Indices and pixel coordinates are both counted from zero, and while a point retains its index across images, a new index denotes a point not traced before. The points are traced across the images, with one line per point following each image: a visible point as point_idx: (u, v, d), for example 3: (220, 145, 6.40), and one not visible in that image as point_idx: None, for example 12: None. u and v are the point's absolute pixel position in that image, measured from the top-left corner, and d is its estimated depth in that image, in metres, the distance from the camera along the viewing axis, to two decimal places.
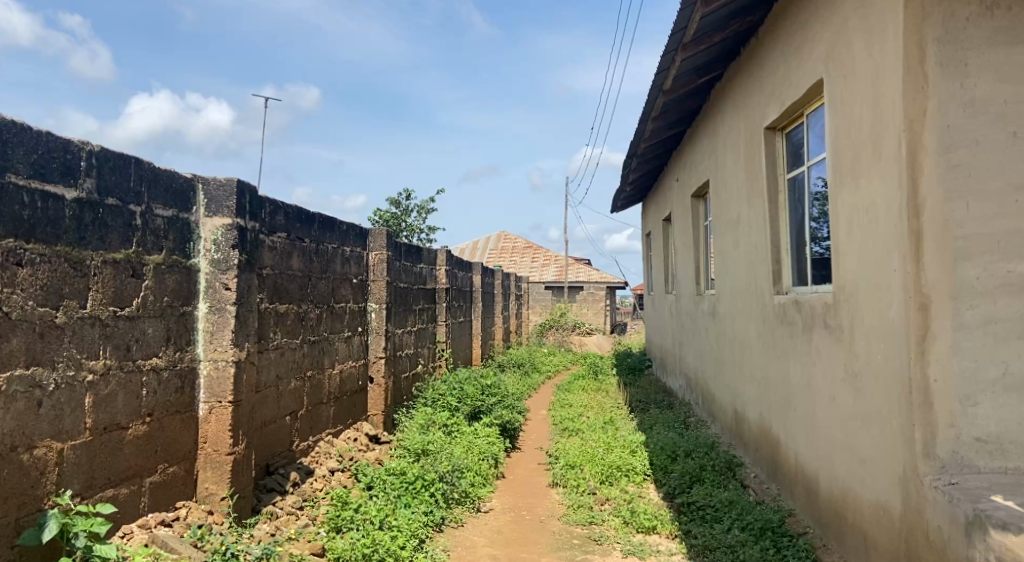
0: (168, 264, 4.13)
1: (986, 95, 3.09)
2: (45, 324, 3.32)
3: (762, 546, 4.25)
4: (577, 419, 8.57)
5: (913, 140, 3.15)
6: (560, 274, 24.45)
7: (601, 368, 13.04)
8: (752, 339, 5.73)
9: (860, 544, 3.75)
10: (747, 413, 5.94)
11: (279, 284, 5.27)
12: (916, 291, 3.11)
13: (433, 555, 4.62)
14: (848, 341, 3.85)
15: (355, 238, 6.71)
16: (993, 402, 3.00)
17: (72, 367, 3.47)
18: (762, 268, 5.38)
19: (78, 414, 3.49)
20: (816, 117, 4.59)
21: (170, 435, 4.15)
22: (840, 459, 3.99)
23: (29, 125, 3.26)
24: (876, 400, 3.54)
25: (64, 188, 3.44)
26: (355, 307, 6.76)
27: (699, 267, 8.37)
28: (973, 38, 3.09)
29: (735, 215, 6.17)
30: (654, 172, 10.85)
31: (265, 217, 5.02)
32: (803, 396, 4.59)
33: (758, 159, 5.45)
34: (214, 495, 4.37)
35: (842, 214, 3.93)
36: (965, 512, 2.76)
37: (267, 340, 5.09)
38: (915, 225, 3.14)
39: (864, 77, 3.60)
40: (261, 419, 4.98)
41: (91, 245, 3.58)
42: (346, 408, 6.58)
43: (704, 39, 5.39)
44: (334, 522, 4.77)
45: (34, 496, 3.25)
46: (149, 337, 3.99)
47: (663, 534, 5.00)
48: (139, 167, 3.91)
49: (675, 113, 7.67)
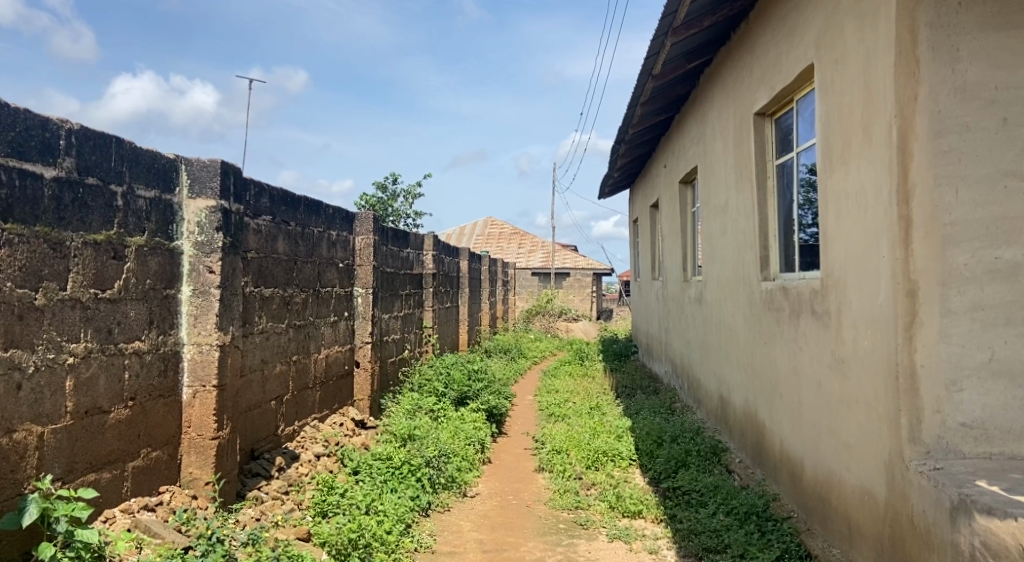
0: (150, 246, 4.07)
1: (976, 81, 3.08)
2: (24, 306, 3.25)
3: (747, 530, 4.28)
4: (564, 405, 8.58)
5: (904, 126, 3.14)
6: (547, 259, 24.46)
7: (588, 353, 13.07)
8: (739, 325, 5.73)
9: (844, 528, 3.78)
10: (733, 398, 5.95)
11: (264, 268, 5.21)
12: (905, 277, 3.11)
13: (420, 540, 4.63)
14: (835, 327, 3.86)
15: (341, 222, 6.65)
16: (979, 388, 3.01)
17: (52, 349, 3.41)
18: (750, 254, 5.38)
19: (58, 397, 3.44)
20: (805, 103, 4.58)
21: (154, 420, 4.11)
22: (825, 445, 4.01)
23: (5, 102, 3.18)
24: (862, 385, 3.56)
25: (43, 167, 3.37)
26: (342, 292, 6.72)
27: (686, 254, 8.36)
28: (965, 23, 3.08)
29: (723, 201, 6.16)
30: (643, 158, 10.82)
31: (250, 199, 4.95)
32: (789, 382, 4.61)
33: (746, 144, 5.44)
34: (198, 480, 4.33)
35: (831, 201, 3.93)
36: (951, 497, 2.78)
37: (252, 324, 5.04)
38: (905, 211, 3.13)
39: (855, 62, 3.58)
40: (245, 403, 4.94)
41: (71, 226, 3.51)
42: (332, 392, 6.55)
43: (694, 23, 5.35)
44: (320, 506, 4.74)
45: (12, 481, 3.19)
46: (132, 320, 3.94)
47: (649, 519, 5.02)
48: (120, 147, 3.84)
49: (664, 98, 7.64)
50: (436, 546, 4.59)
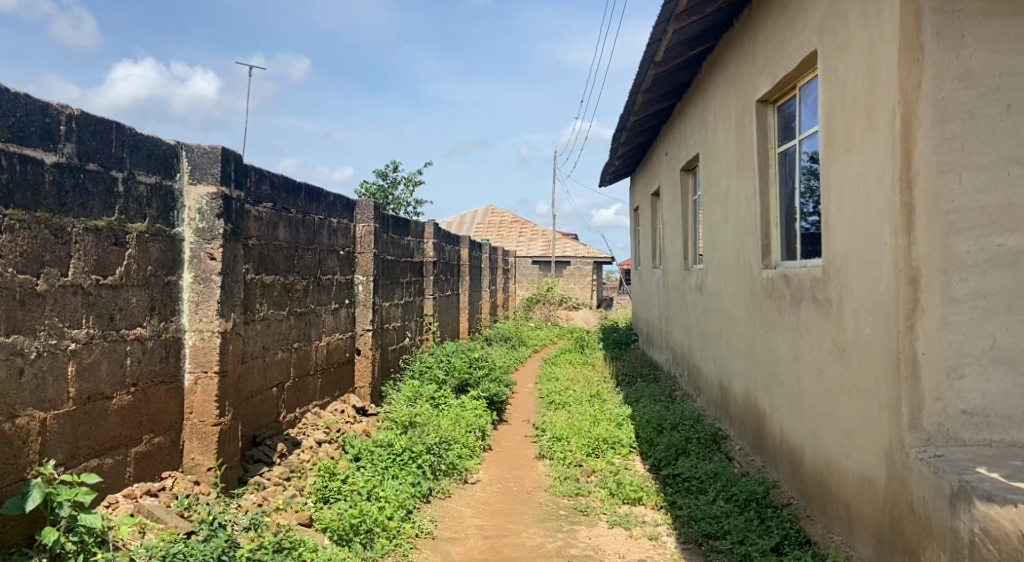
0: (151, 233, 4.07)
1: (981, 67, 3.06)
2: (25, 291, 3.25)
3: (747, 517, 4.31)
4: (564, 392, 8.60)
5: (909, 112, 3.12)
6: (547, 248, 24.45)
7: (588, 341, 13.08)
8: (740, 313, 5.73)
9: (843, 516, 3.80)
10: (732, 386, 5.98)
11: (265, 255, 5.21)
12: (906, 264, 3.12)
13: (421, 525, 4.65)
14: (836, 314, 3.86)
15: (342, 210, 6.64)
16: (979, 375, 3.02)
17: (54, 336, 3.42)
18: (751, 242, 5.37)
19: (61, 383, 3.45)
20: (808, 90, 4.56)
21: (156, 406, 4.12)
22: (826, 432, 4.02)
23: (5, 87, 3.16)
24: (863, 372, 3.56)
25: (43, 152, 3.36)
26: (342, 280, 6.71)
27: (687, 242, 8.35)
28: (970, 9, 3.06)
29: (725, 189, 6.15)
30: (645, 144, 10.76)
31: (251, 186, 4.95)
32: (789, 370, 4.61)
33: (749, 132, 5.42)
34: (201, 466, 4.34)
35: (834, 187, 3.91)
36: (951, 484, 2.79)
37: (252, 311, 5.04)
38: (909, 198, 3.12)
39: (858, 48, 3.57)
40: (247, 389, 4.96)
41: (72, 212, 3.51)
42: (333, 379, 6.56)
43: (697, 10, 5.30)
44: (322, 492, 4.75)
45: (15, 466, 3.19)
46: (134, 306, 3.94)
47: (648, 505, 5.04)
48: (121, 133, 3.82)
49: (666, 85, 7.60)
50: (437, 532, 4.61)
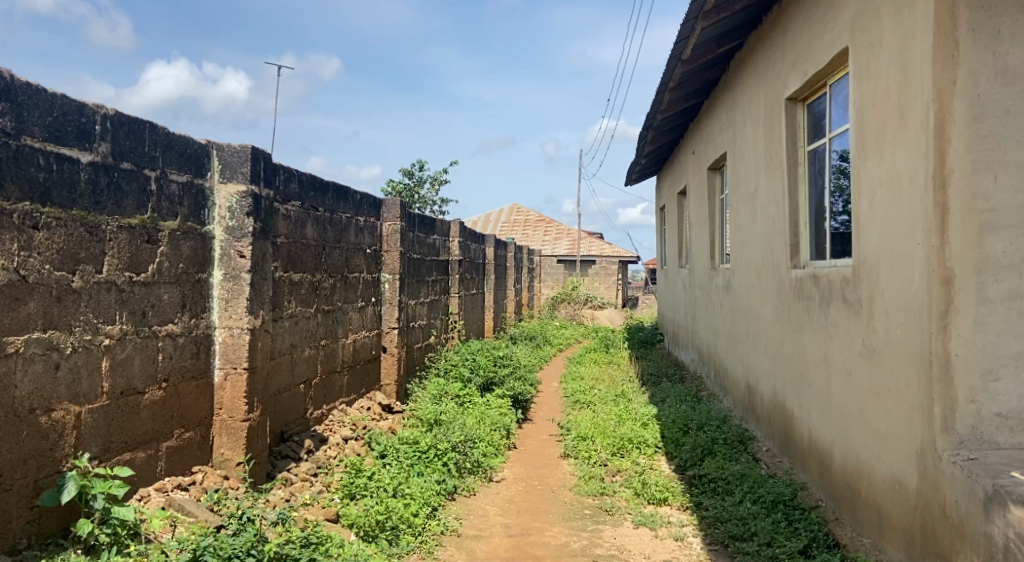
0: (182, 231, 4.13)
1: (1019, 63, 3.00)
2: (62, 288, 3.33)
3: (774, 519, 4.26)
4: (589, 392, 8.57)
5: (942, 109, 3.06)
6: (573, 247, 24.36)
7: (614, 341, 13.02)
8: (767, 313, 5.68)
9: (873, 519, 3.75)
10: (760, 387, 5.92)
11: (294, 253, 5.26)
12: (939, 264, 3.05)
13: (446, 523, 4.66)
14: (867, 315, 3.80)
15: (369, 208, 6.69)
16: (1016, 377, 2.96)
17: (89, 331, 3.48)
18: (780, 241, 5.31)
19: (95, 377, 3.51)
20: (839, 87, 4.49)
21: (186, 401, 4.19)
22: (855, 434, 3.97)
23: (43, 87, 3.24)
24: (894, 373, 3.50)
25: (79, 151, 3.43)
26: (369, 278, 6.76)
27: (715, 242, 8.29)
28: (1008, 4, 2.99)
29: (753, 187, 6.09)
30: (672, 143, 10.71)
31: (279, 184, 5.00)
32: (818, 371, 4.56)
33: (778, 130, 5.35)
34: (230, 461, 4.40)
35: (865, 185, 3.85)
36: (985, 487, 2.74)
37: (281, 309, 5.10)
38: (942, 198, 3.06)
39: (891, 45, 3.51)
40: (275, 385, 5.01)
41: (107, 209, 3.58)
42: (360, 376, 6.61)
43: (726, 6, 5.26)
44: (348, 489, 4.79)
45: (52, 459, 3.27)
46: (165, 302, 4.00)
47: (674, 506, 5.01)
48: (154, 132, 3.89)
49: (693, 83, 7.54)
50: (463, 530, 4.62)
